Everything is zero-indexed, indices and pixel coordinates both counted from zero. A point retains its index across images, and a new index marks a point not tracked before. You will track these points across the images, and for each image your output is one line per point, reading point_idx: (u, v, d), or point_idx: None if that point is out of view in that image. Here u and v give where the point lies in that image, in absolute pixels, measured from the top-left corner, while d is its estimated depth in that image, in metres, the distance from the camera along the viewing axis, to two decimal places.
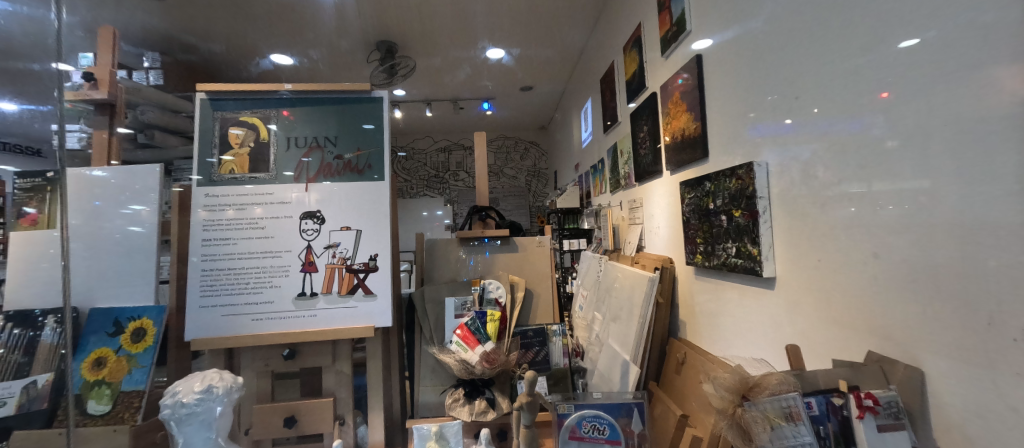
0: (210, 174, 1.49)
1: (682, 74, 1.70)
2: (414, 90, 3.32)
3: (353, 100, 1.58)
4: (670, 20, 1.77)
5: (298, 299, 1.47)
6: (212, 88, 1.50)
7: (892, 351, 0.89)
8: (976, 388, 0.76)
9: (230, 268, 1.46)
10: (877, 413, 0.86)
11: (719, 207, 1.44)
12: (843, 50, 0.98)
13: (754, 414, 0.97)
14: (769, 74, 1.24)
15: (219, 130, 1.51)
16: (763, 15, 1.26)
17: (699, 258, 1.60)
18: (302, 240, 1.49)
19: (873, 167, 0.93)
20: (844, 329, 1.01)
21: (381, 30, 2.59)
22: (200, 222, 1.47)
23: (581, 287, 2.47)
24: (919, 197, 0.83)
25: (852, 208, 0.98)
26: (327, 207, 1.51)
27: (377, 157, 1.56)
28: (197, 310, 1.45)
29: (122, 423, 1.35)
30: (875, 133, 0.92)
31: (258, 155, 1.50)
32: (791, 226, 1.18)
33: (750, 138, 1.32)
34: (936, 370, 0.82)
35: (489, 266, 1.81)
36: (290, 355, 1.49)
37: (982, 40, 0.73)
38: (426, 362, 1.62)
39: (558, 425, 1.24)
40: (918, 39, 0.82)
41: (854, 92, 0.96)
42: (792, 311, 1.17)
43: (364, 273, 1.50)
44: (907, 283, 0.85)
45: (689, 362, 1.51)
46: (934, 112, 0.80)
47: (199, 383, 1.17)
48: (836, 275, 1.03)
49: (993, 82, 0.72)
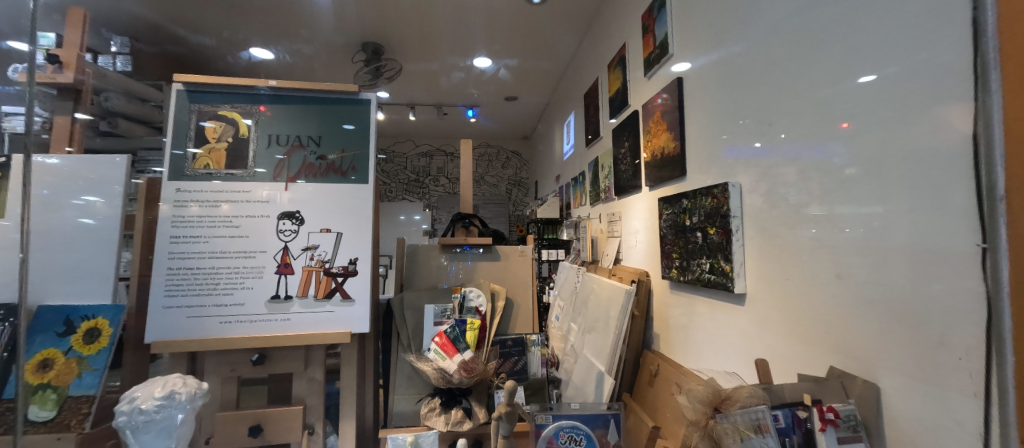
0: (181, 167, 1.42)
1: (661, 94, 1.77)
2: (399, 93, 3.28)
3: (337, 100, 1.55)
4: (653, 42, 1.84)
5: (271, 302, 1.42)
6: (189, 79, 1.44)
7: (852, 367, 0.95)
8: (926, 403, 0.81)
9: (199, 268, 1.39)
10: (838, 426, 0.91)
11: (695, 224, 1.49)
12: (812, 81, 1.06)
13: (725, 426, 1.01)
14: (742, 100, 1.31)
15: (195, 123, 1.45)
16: (740, 42, 1.33)
17: (675, 273, 1.64)
18: (278, 241, 1.43)
19: (833, 193, 1.00)
20: (809, 345, 1.07)
21: (369, 32, 2.57)
22: (167, 218, 1.40)
23: (557, 297, 2.49)
24: (875, 222, 0.90)
25: (814, 230, 1.06)
26: (306, 208, 1.47)
27: (361, 160, 1.53)
28: (159, 311, 1.37)
29: (67, 431, 1.24)
30: (837, 160, 0.99)
31: (235, 151, 1.45)
32: (763, 245, 1.23)
33: (724, 159, 1.39)
34: (890, 384, 0.88)
35: (470, 274, 1.81)
36: (258, 360, 1.43)
37: (933, 78, 0.80)
38: (402, 371, 1.58)
39: (535, 435, 1.25)
40: (876, 76, 0.90)
41: (820, 121, 1.03)
42: (761, 327, 1.23)
43: (342, 277, 1.47)
44: (865, 303, 0.92)
45: (662, 374, 1.54)
46: (890, 144, 0.87)
47: (160, 389, 1.11)
48: (801, 292, 1.09)
49: (943, 118, 0.78)
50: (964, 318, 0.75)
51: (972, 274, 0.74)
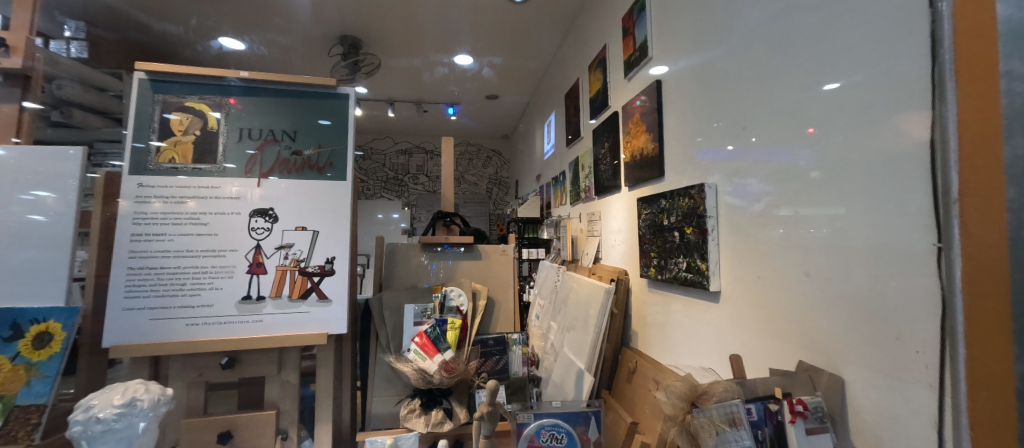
0: (143, 161, 1.34)
1: (640, 97, 1.81)
2: (377, 88, 3.22)
3: (313, 94, 1.50)
4: (633, 45, 1.88)
5: (242, 303, 1.36)
6: (152, 68, 1.37)
7: (819, 361, 1.00)
8: (886, 394, 0.86)
9: (163, 267, 1.32)
10: (806, 417, 0.95)
11: (673, 224, 1.53)
12: (782, 87, 1.10)
13: (701, 420, 1.03)
14: (717, 103, 1.35)
15: (159, 114, 1.38)
16: (715, 48, 1.37)
17: (653, 272, 1.68)
18: (250, 239, 1.38)
19: (800, 195, 1.05)
20: (780, 341, 1.11)
21: (346, 26, 2.51)
22: (128, 215, 1.32)
23: (537, 296, 2.50)
24: (838, 222, 0.95)
25: (782, 230, 1.11)
26: (279, 205, 1.41)
27: (339, 156, 1.48)
28: (119, 313, 1.29)
29: (14, 443, 1.17)
30: (803, 164, 1.04)
31: (203, 144, 1.38)
32: (736, 245, 1.27)
33: (699, 161, 1.43)
34: (853, 377, 0.92)
35: (451, 273, 1.79)
36: (228, 364, 1.37)
37: (892, 87, 0.85)
38: (380, 372, 1.55)
39: (517, 434, 1.25)
40: (839, 84, 0.95)
41: (789, 126, 1.08)
42: (734, 324, 1.27)
43: (318, 277, 1.42)
44: (831, 300, 0.97)
45: (640, 371, 1.57)
46: (854, 148, 0.91)
47: (120, 396, 1.05)
48: (772, 290, 1.13)
49: (901, 125, 0.83)
50: (919, 313, 0.80)
51: (926, 272, 0.79)
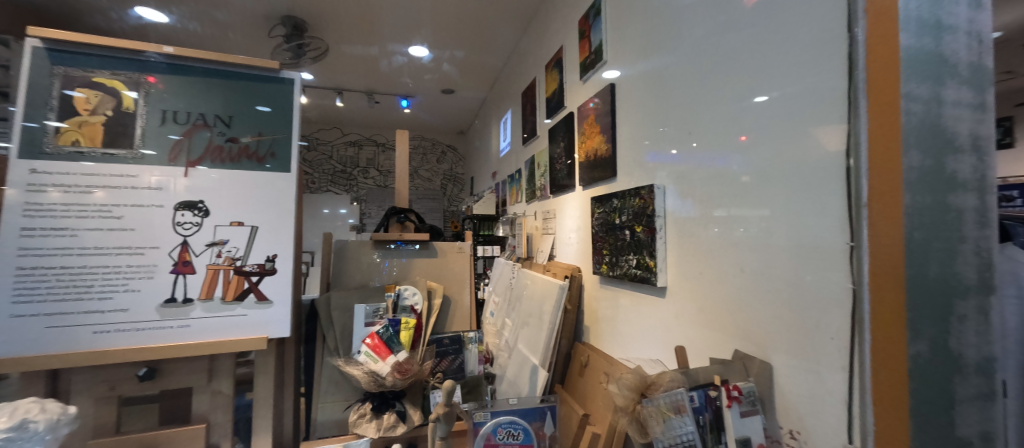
0: (38, 144, 1.15)
1: (594, 99, 1.87)
2: (322, 75, 3.04)
3: (251, 76, 1.36)
4: (588, 48, 1.92)
5: (164, 306, 1.22)
6: (49, 35, 1.17)
7: (750, 350, 1.09)
8: (806, 378, 0.95)
9: (63, 267, 1.14)
10: (741, 402, 1.03)
11: (624, 222, 1.59)
12: (721, 96, 1.18)
13: (650, 409, 1.08)
14: (664, 109, 1.43)
15: (59, 90, 1.19)
16: (662, 56, 1.44)
17: (604, 268, 1.74)
18: (174, 236, 1.23)
19: (733, 197, 1.14)
20: (717, 332, 1.19)
21: (284, 5, 2.32)
22: (17, 205, 1.13)
23: (491, 293, 2.50)
24: (764, 223, 1.04)
25: (717, 229, 1.19)
26: (210, 197, 1.28)
27: (282, 145, 1.37)
28: (5, 321, 1.11)
29: None
30: (735, 168, 1.13)
31: (117, 126, 1.21)
32: (680, 243, 1.35)
33: (647, 163, 1.50)
34: (779, 363, 1.01)
35: (405, 271, 1.72)
36: (147, 375, 1.22)
37: (812, 102, 0.93)
38: (327, 376, 1.47)
39: (473, 433, 1.24)
40: (768, 96, 1.03)
41: (725, 133, 1.16)
42: (678, 316, 1.35)
43: (257, 277, 1.31)
44: (761, 293, 1.05)
45: (592, 364, 1.62)
46: (780, 155, 1.00)
47: (6, 419, 0.90)
48: (711, 285, 1.22)
49: (819, 136, 0.92)
50: (832, 304, 0.89)
51: (840, 268, 0.88)
